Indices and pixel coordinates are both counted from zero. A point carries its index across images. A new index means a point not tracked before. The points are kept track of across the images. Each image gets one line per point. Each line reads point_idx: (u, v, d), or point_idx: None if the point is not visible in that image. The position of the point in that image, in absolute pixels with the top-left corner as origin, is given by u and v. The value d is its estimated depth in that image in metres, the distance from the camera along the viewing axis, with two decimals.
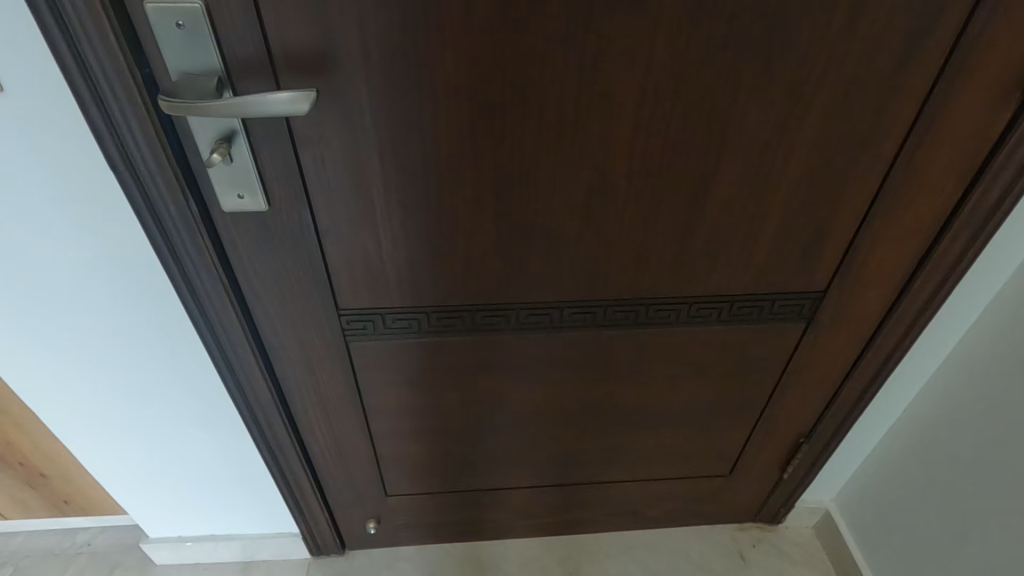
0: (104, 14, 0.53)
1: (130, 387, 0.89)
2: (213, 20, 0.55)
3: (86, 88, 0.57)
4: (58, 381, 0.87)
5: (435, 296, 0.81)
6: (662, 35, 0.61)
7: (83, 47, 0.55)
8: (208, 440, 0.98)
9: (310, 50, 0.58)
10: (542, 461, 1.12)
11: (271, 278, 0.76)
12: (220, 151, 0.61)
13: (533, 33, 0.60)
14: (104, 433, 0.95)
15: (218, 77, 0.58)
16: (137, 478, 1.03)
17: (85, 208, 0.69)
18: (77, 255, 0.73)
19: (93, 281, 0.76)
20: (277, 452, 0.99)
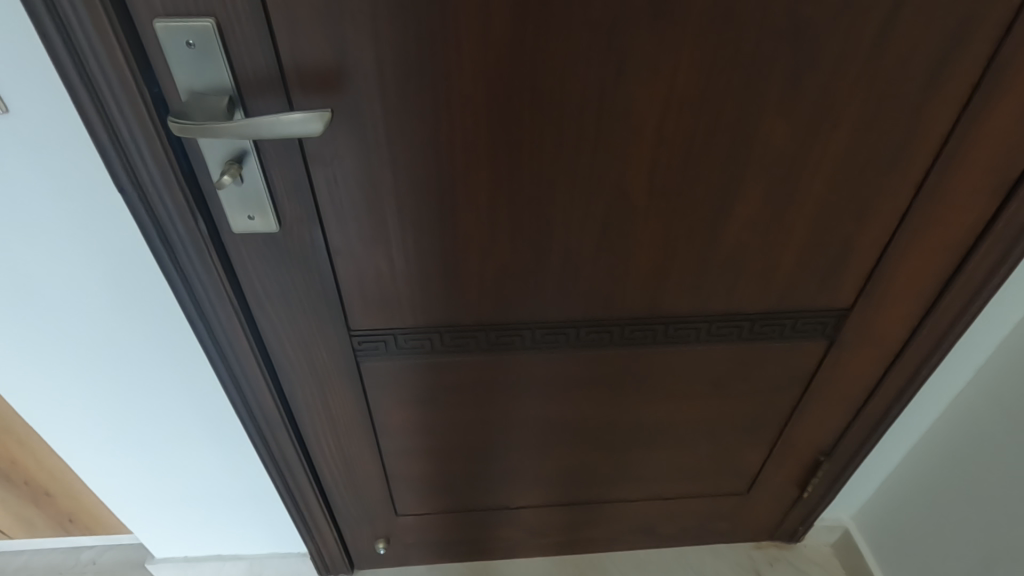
0: (111, 32, 0.51)
1: (136, 406, 0.87)
2: (225, 39, 0.53)
3: (91, 105, 0.55)
4: (63, 402, 0.86)
5: (449, 316, 0.79)
6: (686, 50, 0.59)
7: (90, 64, 0.53)
8: (216, 461, 0.97)
9: (324, 67, 0.56)
10: (555, 479, 1.10)
11: (281, 298, 0.75)
12: (230, 172, 0.60)
13: (553, 49, 0.58)
14: (110, 453, 0.94)
15: (229, 97, 0.56)
16: (143, 497, 1.02)
17: (93, 229, 0.67)
18: (83, 276, 0.71)
19: (100, 301, 0.74)
20: (286, 472, 0.97)
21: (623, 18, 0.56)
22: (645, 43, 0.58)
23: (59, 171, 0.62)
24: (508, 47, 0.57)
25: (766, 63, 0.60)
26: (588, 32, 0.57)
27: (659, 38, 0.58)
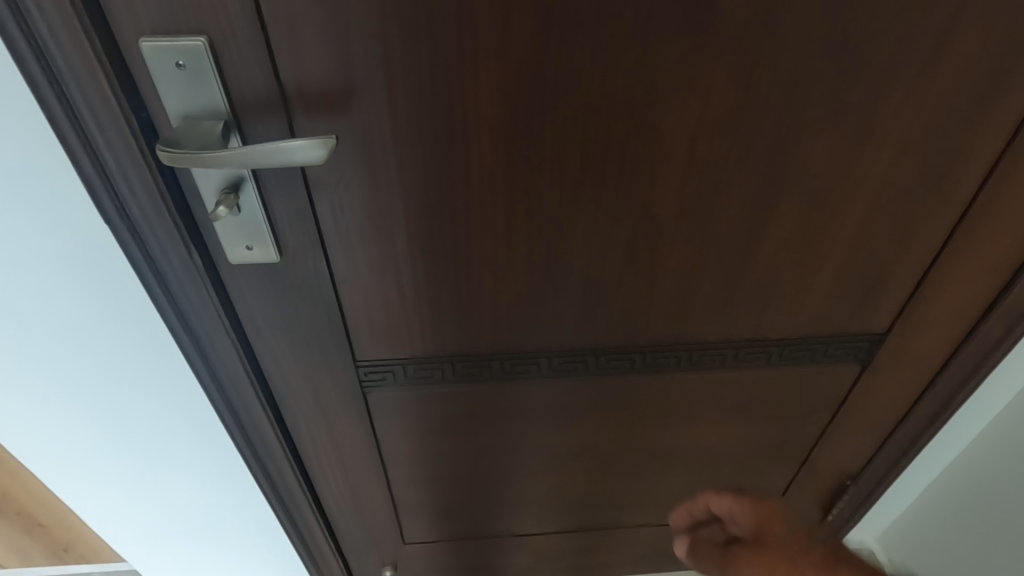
0: (94, 54, 0.46)
1: (125, 442, 0.82)
2: (219, 59, 0.48)
3: (74, 135, 0.50)
4: (50, 440, 0.80)
5: (461, 345, 0.75)
6: (724, 64, 0.54)
7: (71, 90, 0.48)
8: (214, 493, 0.92)
9: (328, 88, 0.51)
10: (569, 506, 1.05)
11: (283, 330, 0.70)
12: (226, 203, 0.55)
13: (579, 65, 0.53)
14: (102, 489, 0.89)
15: (225, 122, 0.51)
16: (138, 529, 0.97)
17: (67, 276, 0.60)
18: (61, 322, 0.64)
19: (85, 346, 0.67)
20: (289, 504, 0.93)
21: (657, 30, 0.51)
22: (679, 57, 0.53)
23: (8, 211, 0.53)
24: (530, 62, 0.52)
25: (810, 77, 0.55)
26: (618, 45, 0.52)
27: (695, 51, 0.53)
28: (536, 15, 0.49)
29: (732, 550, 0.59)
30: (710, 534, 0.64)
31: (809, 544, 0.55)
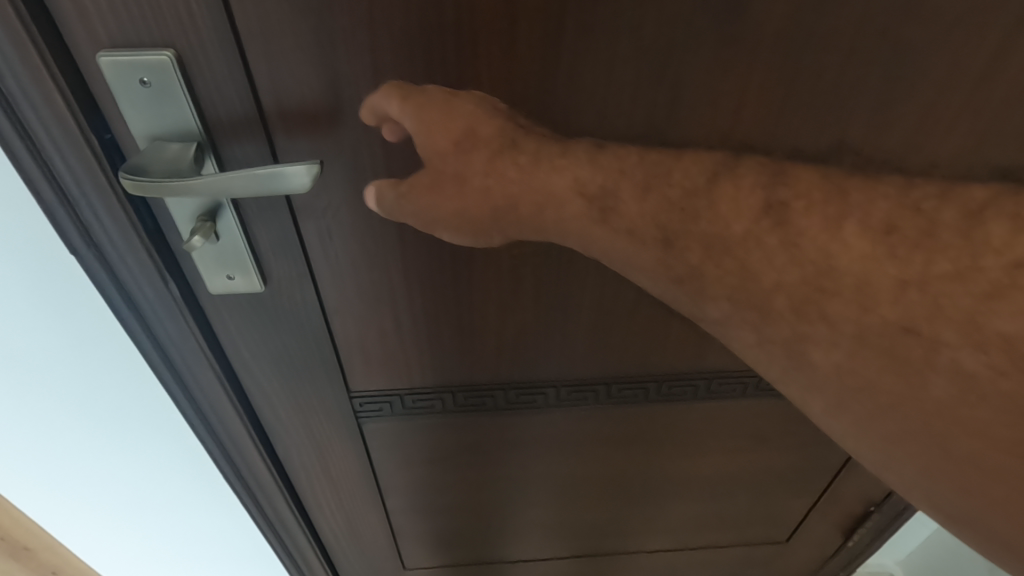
0: (48, 73, 0.41)
1: (96, 474, 0.76)
2: (189, 77, 0.43)
3: (31, 161, 0.45)
4: (25, 473, 0.76)
5: (463, 375, 0.69)
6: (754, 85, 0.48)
7: (25, 112, 0.42)
8: (202, 526, 0.87)
9: (313, 107, 0.46)
10: (577, 533, 1.00)
11: (271, 361, 0.65)
12: (202, 232, 0.49)
13: (592, 83, 0.47)
14: (86, 519, 0.84)
15: (198, 144, 0.46)
16: (125, 559, 0.93)
17: (38, 306, 0.55)
18: (37, 352, 0.60)
19: (61, 378, 0.63)
20: (284, 534, 0.88)
21: (681, 46, 0.46)
22: (706, 77, 0.47)
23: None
24: (539, 81, 0.47)
25: (852, 98, 0.48)
26: (638, 58, 0.46)
27: (723, 70, 0.47)
28: (543, 28, 0.44)
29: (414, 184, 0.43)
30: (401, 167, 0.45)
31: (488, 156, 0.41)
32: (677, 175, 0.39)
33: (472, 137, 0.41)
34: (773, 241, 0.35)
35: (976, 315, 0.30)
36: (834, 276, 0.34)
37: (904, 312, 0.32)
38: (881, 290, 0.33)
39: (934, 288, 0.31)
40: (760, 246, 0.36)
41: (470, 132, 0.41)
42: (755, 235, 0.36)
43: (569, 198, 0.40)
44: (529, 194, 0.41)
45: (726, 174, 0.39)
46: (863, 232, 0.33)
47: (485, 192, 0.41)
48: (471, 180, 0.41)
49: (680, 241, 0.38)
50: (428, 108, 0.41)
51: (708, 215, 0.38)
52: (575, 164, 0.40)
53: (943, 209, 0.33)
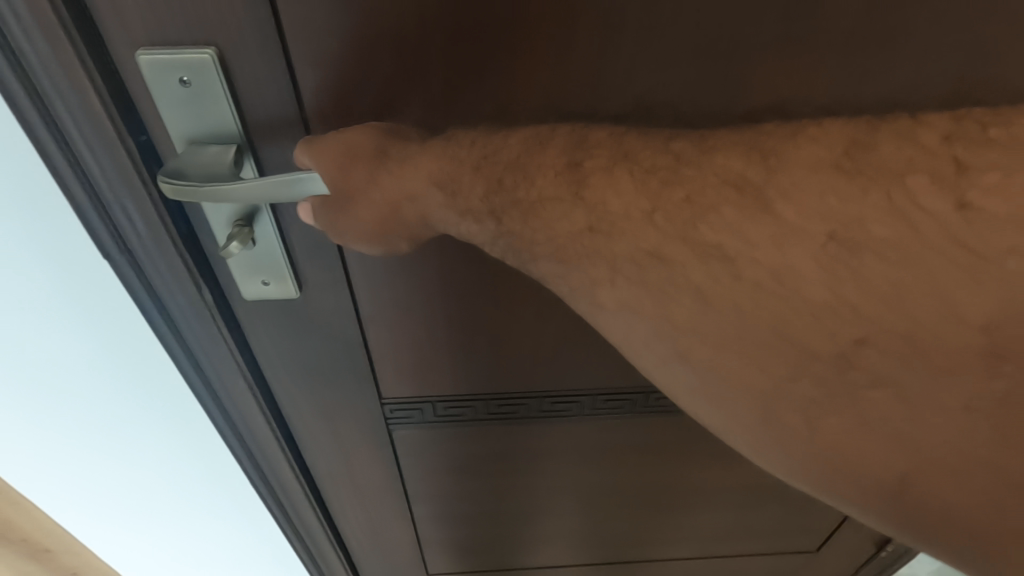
0: (84, 70, 0.39)
1: (122, 478, 0.75)
2: (231, 75, 0.41)
3: (65, 164, 0.43)
4: (50, 478, 0.75)
5: (496, 383, 0.67)
6: (808, 91, 0.44)
7: (59, 113, 0.40)
8: (227, 531, 0.86)
9: (355, 108, 0.44)
10: (603, 541, 0.98)
11: (302, 368, 0.63)
12: (239, 238, 0.47)
13: (646, 84, 0.44)
14: (110, 522, 0.84)
15: (238, 146, 0.44)
16: (150, 560, 0.92)
17: (72, 316, 0.53)
18: (66, 359, 0.58)
19: (88, 384, 0.61)
20: (308, 539, 0.87)
21: (743, 47, 0.42)
22: (759, 83, 0.44)
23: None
24: (591, 82, 0.44)
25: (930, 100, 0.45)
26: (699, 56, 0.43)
27: (782, 74, 0.44)
28: (594, 25, 0.41)
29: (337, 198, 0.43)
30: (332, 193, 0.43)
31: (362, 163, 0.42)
32: (498, 150, 0.40)
33: (350, 154, 0.42)
34: (564, 198, 0.36)
35: (699, 235, 0.32)
36: (608, 223, 0.35)
37: (659, 245, 0.33)
38: (639, 225, 0.34)
39: (680, 220, 0.33)
40: (553, 201, 0.37)
41: (349, 149, 0.42)
42: (547, 191, 0.37)
43: (422, 190, 0.41)
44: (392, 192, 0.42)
45: (531, 143, 0.39)
46: (629, 178, 0.35)
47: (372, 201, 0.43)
48: (360, 189, 0.42)
49: (505, 213, 0.38)
50: (316, 144, 0.42)
51: (517, 181, 0.38)
52: (427, 159, 0.40)
53: (681, 148, 0.36)
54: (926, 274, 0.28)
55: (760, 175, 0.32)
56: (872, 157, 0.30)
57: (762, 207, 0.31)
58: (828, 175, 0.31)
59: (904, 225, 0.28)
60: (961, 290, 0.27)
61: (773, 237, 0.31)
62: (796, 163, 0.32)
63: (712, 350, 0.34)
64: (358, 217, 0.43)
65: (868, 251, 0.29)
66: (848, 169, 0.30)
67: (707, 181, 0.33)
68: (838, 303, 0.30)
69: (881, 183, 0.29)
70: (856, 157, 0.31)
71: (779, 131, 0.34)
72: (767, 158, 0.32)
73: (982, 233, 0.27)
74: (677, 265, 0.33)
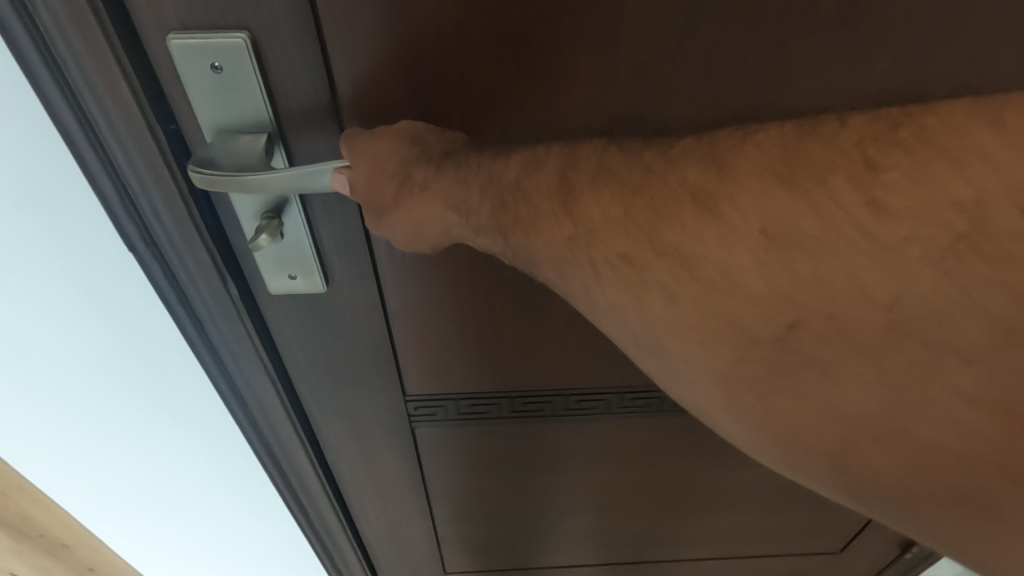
0: (112, 55, 0.38)
1: (142, 473, 0.75)
2: (263, 60, 0.39)
3: (91, 151, 0.42)
4: (70, 473, 0.74)
5: (521, 380, 0.66)
6: (862, 80, 0.42)
7: (84, 98, 0.39)
8: (246, 528, 0.85)
9: (388, 94, 0.42)
10: (623, 541, 0.97)
11: (325, 364, 0.62)
12: (268, 230, 0.46)
13: (695, 73, 0.42)
14: (128, 518, 0.83)
15: (268, 134, 0.42)
16: (167, 556, 0.92)
17: (98, 302, 0.53)
18: (89, 352, 0.58)
19: (111, 376, 0.61)
20: (326, 538, 0.86)
21: (799, 35, 0.40)
22: (812, 73, 0.42)
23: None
24: (637, 71, 0.42)
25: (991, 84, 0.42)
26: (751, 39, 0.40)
27: (837, 62, 0.41)
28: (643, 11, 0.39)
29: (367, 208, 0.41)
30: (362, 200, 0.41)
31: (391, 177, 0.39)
32: (498, 170, 0.37)
33: (382, 166, 0.40)
34: (555, 214, 0.35)
35: (662, 240, 0.31)
36: (588, 236, 0.34)
37: (631, 255, 0.32)
38: (613, 235, 0.33)
39: (643, 226, 0.32)
40: (547, 218, 0.35)
41: (378, 167, 0.40)
42: (543, 209, 0.35)
43: (436, 214, 0.39)
44: (414, 216, 0.40)
45: (528, 165, 0.37)
46: (604, 190, 0.34)
47: (397, 220, 0.40)
48: (388, 207, 0.40)
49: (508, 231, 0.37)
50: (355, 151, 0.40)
51: (515, 203, 0.36)
52: (437, 184, 0.38)
53: (648, 158, 0.33)
54: (841, 266, 0.28)
55: (714, 184, 0.30)
56: (820, 153, 0.28)
57: (709, 212, 0.30)
58: (765, 181, 0.29)
59: (831, 222, 0.27)
60: (871, 277, 0.27)
61: (718, 238, 0.30)
62: (738, 169, 0.30)
63: (676, 342, 0.33)
64: (388, 230, 0.41)
65: (796, 249, 0.28)
66: (789, 175, 0.28)
67: (667, 193, 0.31)
68: (772, 298, 0.29)
69: (813, 188, 0.28)
70: (797, 163, 0.28)
71: (727, 133, 0.32)
72: (721, 161, 0.30)
73: (888, 227, 0.26)
74: (642, 271, 0.32)
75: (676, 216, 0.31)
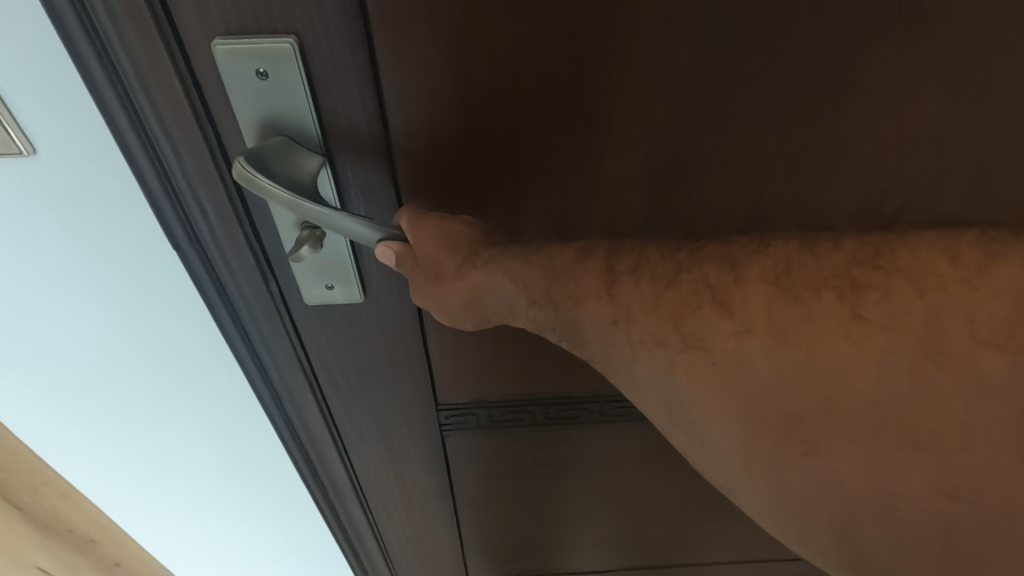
0: (168, 55, 0.37)
1: (182, 451, 0.78)
2: (309, 65, 0.38)
3: (141, 148, 0.42)
4: (112, 451, 0.77)
5: (556, 388, 0.65)
6: (935, 76, 0.39)
7: (136, 95, 0.39)
8: (278, 508, 0.88)
9: (436, 97, 0.40)
10: (647, 545, 0.96)
11: (358, 374, 0.60)
12: (308, 242, 0.44)
13: (762, 83, 0.39)
14: (163, 499, 0.86)
15: (321, 159, 0.42)
16: (199, 538, 0.95)
17: (162, 275, 0.58)
18: (146, 323, 0.62)
19: (164, 350, 0.65)
20: (353, 534, 0.86)
21: (877, 39, 0.37)
22: (884, 83, 0.39)
23: (66, 173, 0.50)
24: (700, 79, 0.39)
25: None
26: (822, 34, 0.37)
27: (916, 64, 0.38)
28: (709, 12, 0.36)
29: (426, 284, 0.41)
30: (419, 273, 0.41)
31: (450, 251, 0.40)
32: (551, 258, 0.37)
33: (446, 237, 0.41)
34: (597, 298, 0.35)
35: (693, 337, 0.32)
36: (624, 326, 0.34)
37: (661, 339, 0.33)
38: (643, 329, 0.33)
39: (676, 321, 0.32)
40: (592, 299, 0.35)
41: (444, 238, 0.41)
42: (586, 288, 0.35)
43: (490, 286, 0.39)
44: (468, 291, 0.40)
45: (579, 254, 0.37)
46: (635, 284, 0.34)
47: (450, 291, 0.40)
48: (449, 276, 0.40)
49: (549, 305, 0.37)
50: (419, 220, 0.41)
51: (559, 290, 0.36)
52: (494, 257, 0.39)
53: (678, 254, 0.35)
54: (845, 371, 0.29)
55: (731, 285, 0.32)
56: (822, 266, 0.31)
57: (727, 311, 0.31)
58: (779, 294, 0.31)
59: (859, 327, 0.29)
60: (873, 381, 0.28)
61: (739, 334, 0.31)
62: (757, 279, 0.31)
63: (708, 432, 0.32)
64: (438, 296, 0.41)
65: (810, 351, 0.29)
66: (792, 281, 0.31)
67: (688, 288, 0.32)
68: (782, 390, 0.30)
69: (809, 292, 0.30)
70: (799, 272, 0.31)
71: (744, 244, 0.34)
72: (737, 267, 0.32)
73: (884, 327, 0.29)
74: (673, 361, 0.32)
75: (697, 310, 0.32)
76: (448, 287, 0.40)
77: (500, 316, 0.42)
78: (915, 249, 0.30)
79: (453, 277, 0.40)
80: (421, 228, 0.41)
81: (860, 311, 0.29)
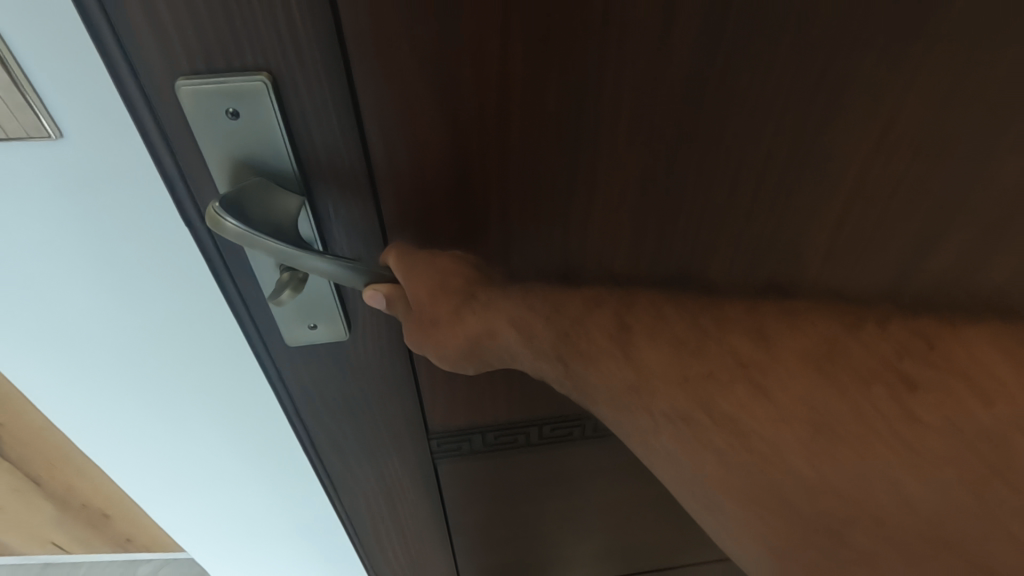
0: (144, 83, 0.34)
1: (174, 455, 0.78)
2: (284, 103, 0.35)
3: (155, 127, 0.36)
4: (105, 453, 0.77)
5: (551, 407, 0.63)
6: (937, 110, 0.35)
7: (149, 74, 0.34)
8: (271, 512, 0.88)
9: (421, 129, 0.37)
10: (643, 554, 0.95)
11: (349, 406, 0.57)
12: (291, 288, 0.41)
13: (760, 104, 0.37)
14: (158, 497, 0.86)
15: (301, 199, 0.39)
16: (194, 535, 0.96)
17: (138, 293, 0.56)
18: (127, 339, 0.60)
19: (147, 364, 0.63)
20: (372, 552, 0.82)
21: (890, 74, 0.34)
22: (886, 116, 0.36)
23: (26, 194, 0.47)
24: (695, 102, 0.37)
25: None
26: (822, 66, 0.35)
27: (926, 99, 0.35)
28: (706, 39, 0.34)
29: (419, 328, 0.42)
30: (411, 315, 0.42)
31: (445, 299, 0.42)
32: (562, 304, 0.44)
33: (442, 287, 0.41)
34: (614, 356, 0.42)
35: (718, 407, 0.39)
36: (648, 390, 0.41)
37: (687, 412, 0.40)
38: (669, 396, 0.40)
39: (701, 394, 0.40)
40: (606, 358, 0.42)
41: (436, 283, 0.41)
42: (602, 346, 0.42)
43: (498, 331, 0.44)
44: (470, 334, 0.43)
45: (591, 303, 0.44)
46: (655, 344, 0.42)
47: (446, 333, 0.43)
48: (446, 320, 0.42)
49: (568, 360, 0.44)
50: (409, 258, 0.41)
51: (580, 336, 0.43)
52: (502, 305, 0.43)
53: (706, 325, 0.43)
54: (865, 468, 0.36)
55: (764, 360, 0.40)
56: (844, 363, 0.39)
57: (760, 391, 0.39)
58: (814, 377, 0.39)
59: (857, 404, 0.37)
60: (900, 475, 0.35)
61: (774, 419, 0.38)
62: (784, 365, 0.40)
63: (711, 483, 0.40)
64: (434, 341, 0.43)
65: (840, 442, 0.37)
66: (831, 368, 0.39)
67: (725, 368, 0.40)
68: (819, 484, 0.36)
69: (853, 387, 0.38)
70: (836, 361, 0.40)
71: (773, 317, 0.44)
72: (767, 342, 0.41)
73: (922, 433, 0.36)
74: (696, 430, 0.39)
75: (733, 391, 0.39)
76: (448, 331, 0.43)
77: (500, 361, 0.47)
78: (947, 354, 0.39)
79: (451, 323, 0.43)
80: (411, 270, 0.41)
81: (914, 415, 0.37)
